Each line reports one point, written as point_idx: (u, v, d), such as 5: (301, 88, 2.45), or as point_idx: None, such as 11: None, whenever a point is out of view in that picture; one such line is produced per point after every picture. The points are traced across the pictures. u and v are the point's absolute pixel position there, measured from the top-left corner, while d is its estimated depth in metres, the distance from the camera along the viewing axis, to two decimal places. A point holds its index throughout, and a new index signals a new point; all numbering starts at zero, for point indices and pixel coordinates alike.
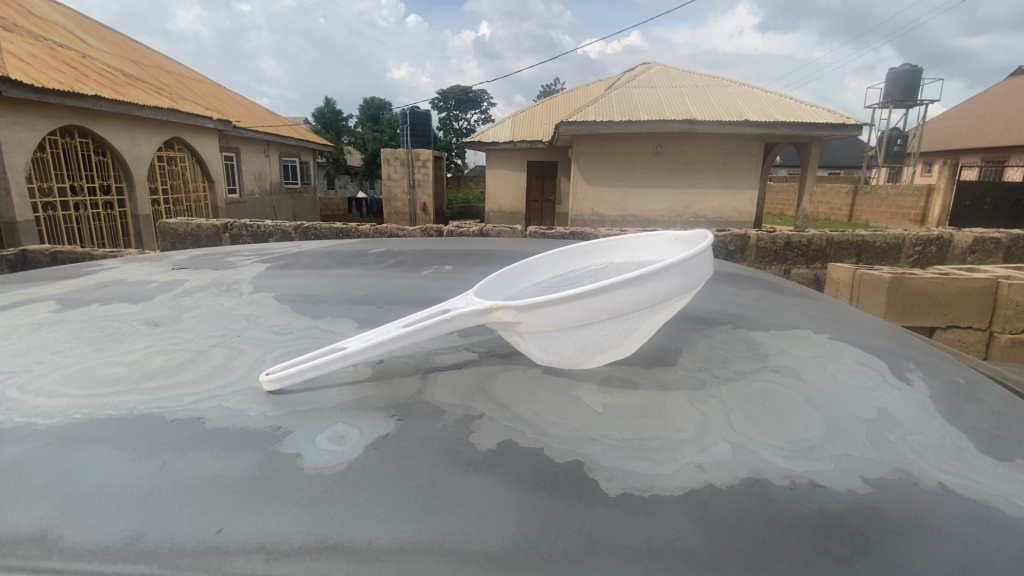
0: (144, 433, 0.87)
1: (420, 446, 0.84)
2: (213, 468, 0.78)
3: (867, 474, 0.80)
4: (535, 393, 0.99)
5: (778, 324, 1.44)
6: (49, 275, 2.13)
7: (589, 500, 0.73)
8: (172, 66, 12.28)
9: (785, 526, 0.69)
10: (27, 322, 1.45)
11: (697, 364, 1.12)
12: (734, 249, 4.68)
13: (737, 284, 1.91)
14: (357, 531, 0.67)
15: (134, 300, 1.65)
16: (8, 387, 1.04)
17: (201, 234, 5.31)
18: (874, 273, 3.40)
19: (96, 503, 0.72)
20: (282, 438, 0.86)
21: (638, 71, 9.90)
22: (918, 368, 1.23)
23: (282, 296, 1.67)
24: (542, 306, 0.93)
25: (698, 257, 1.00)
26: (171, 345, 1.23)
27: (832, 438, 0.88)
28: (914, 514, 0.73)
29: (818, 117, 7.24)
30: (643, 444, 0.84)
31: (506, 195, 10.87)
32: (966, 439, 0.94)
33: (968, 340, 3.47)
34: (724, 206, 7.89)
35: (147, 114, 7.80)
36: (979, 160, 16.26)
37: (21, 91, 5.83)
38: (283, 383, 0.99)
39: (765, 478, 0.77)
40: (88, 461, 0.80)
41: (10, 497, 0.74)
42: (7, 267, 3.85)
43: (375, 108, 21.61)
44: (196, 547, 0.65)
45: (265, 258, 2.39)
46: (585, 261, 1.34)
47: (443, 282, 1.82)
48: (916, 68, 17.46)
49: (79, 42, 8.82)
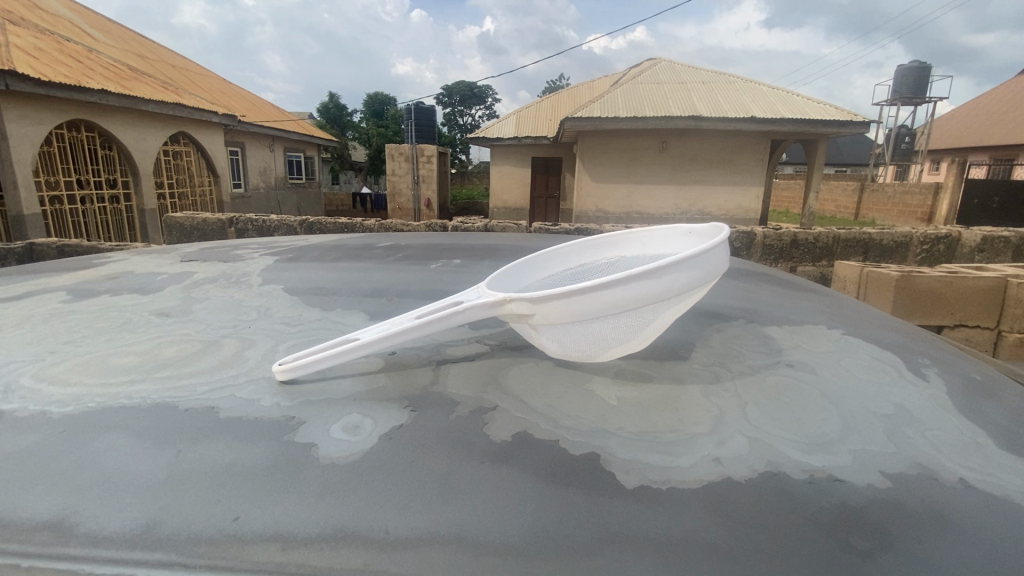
0: (160, 421, 0.87)
1: (435, 437, 0.84)
2: (228, 457, 0.78)
3: (885, 468, 0.79)
4: (549, 384, 0.99)
5: (790, 319, 1.43)
6: (58, 267, 2.13)
7: (606, 492, 0.72)
8: (178, 60, 12.30)
9: (804, 518, 0.69)
10: (38, 312, 1.45)
11: (712, 358, 1.12)
12: (741, 245, 4.65)
13: (748, 280, 1.89)
14: (373, 520, 0.67)
15: (143, 291, 1.66)
16: (21, 376, 1.04)
17: (207, 228, 5.32)
18: (882, 271, 3.36)
19: (112, 490, 0.72)
20: (296, 428, 0.85)
21: (643, 67, 9.80)
22: (935, 364, 1.22)
23: (291, 288, 1.67)
24: (556, 298, 0.92)
25: (713, 250, 0.99)
26: (181, 336, 1.23)
27: (849, 433, 0.87)
28: (934, 508, 0.72)
29: (826, 114, 7.18)
30: (659, 437, 0.84)
31: (510, 191, 10.85)
32: (985, 434, 0.92)
33: (976, 339, 3.45)
34: (729, 203, 7.85)
35: (153, 107, 7.80)
36: (988, 158, 16.05)
37: (28, 84, 5.85)
38: (295, 373, 0.98)
39: (784, 473, 0.76)
40: (103, 450, 0.80)
41: (25, 483, 0.74)
42: (16, 259, 3.87)
43: (380, 103, 21.70)
44: (212, 535, 0.65)
45: (273, 251, 2.39)
46: (595, 254, 1.33)
47: (452, 276, 1.82)
48: (925, 65, 17.24)
49: (86, 37, 8.83)
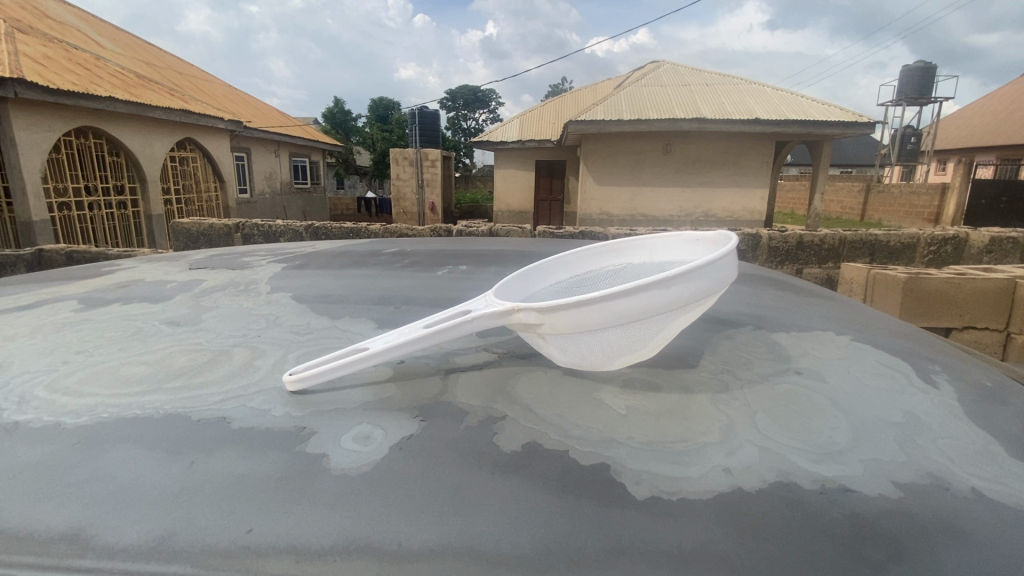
0: (171, 432, 0.88)
1: (444, 447, 0.84)
2: (241, 469, 0.79)
3: (896, 478, 0.79)
4: (557, 395, 0.99)
5: (798, 325, 1.42)
6: (68, 275, 2.15)
7: (616, 503, 0.72)
8: (185, 68, 12.45)
9: (814, 529, 0.69)
10: (50, 321, 1.47)
11: (720, 366, 1.11)
12: (746, 247, 4.64)
13: (755, 285, 1.89)
14: (384, 532, 0.67)
15: (153, 300, 1.67)
16: (34, 386, 1.06)
17: (213, 234, 5.35)
18: (889, 273, 3.32)
19: (126, 501, 0.73)
20: (307, 439, 0.86)
21: (649, 68, 9.79)
22: (945, 371, 1.21)
23: (300, 296, 1.68)
24: (566, 308, 0.92)
25: (723, 259, 0.99)
26: (193, 344, 1.25)
27: (860, 442, 0.87)
28: (946, 518, 0.72)
29: (831, 115, 7.16)
30: (668, 447, 0.84)
31: (514, 194, 10.90)
32: (995, 442, 0.92)
33: (984, 341, 3.43)
34: (734, 205, 7.82)
35: (160, 114, 7.89)
36: (995, 158, 15.92)
37: (38, 92, 5.93)
38: (306, 383, 0.99)
39: (794, 483, 0.76)
40: (117, 461, 0.81)
41: (40, 495, 0.75)
42: (26, 266, 3.90)
43: (384, 108, 21.84)
44: (225, 546, 0.65)
45: (280, 257, 2.40)
46: (602, 261, 1.34)
47: (459, 282, 1.82)
48: (931, 63, 17.14)
49: (93, 45, 8.96)
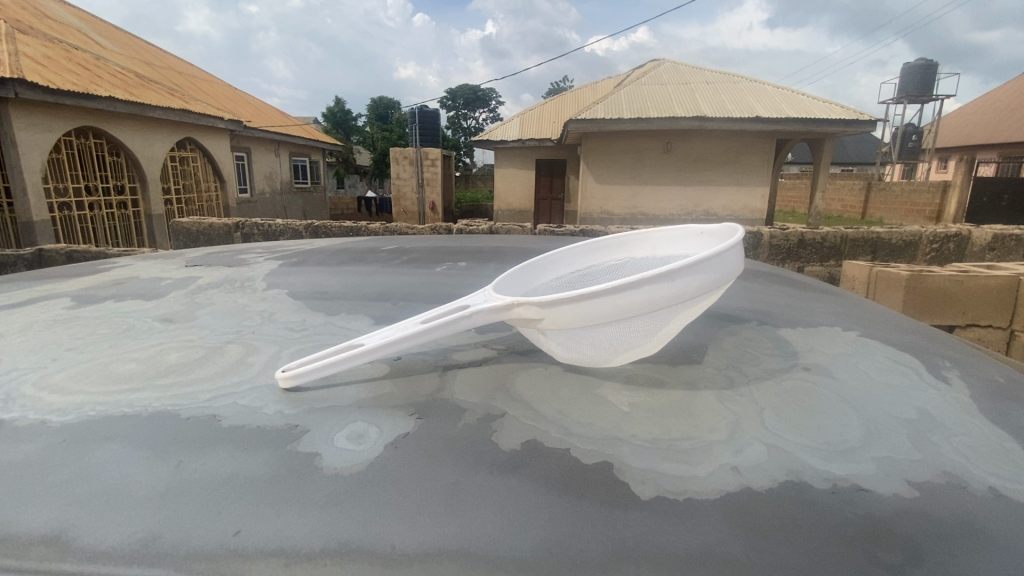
0: (158, 431, 0.85)
1: (442, 446, 0.81)
2: (230, 468, 0.76)
3: (912, 478, 0.76)
4: (558, 391, 0.96)
5: (805, 321, 1.39)
6: (65, 273, 2.13)
7: (621, 504, 0.69)
8: (185, 68, 12.46)
9: (829, 530, 0.66)
10: (42, 318, 1.45)
11: (725, 362, 1.08)
12: (747, 245, 4.60)
13: (759, 281, 1.86)
14: (379, 534, 0.64)
15: (147, 297, 1.64)
16: (21, 384, 1.03)
17: (213, 233, 5.33)
18: (893, 270, 3.29)
19: (107, 503, 0.70)
20: (299, 437, 0.83)
21: (649, 67, 9.73)
22: (957, 367, 1.18)
23: (296, 293, 1.65)
24: (566, 302, 0.89)
25: (728, 252, 0.96)
26: (185, 341, 1.22)
27: (872, 440, 0.84)
28: (965, 519, 0.69)
29: (832, 113, 7.10)
30: (674, 445, 0.81)
31: (515, 193, 10.86)
32: (1011, 439, 0.89)
33: (988, 339, 3.39)
34: (735, 203, 7.77)
35: (161, 114, 7.87)
36: (997, 156, 15.80)
37: (39, 93, 5.91)
38: (299, 380, 0.96)
39: (805, 482, 0.73)
40: (102, 460, 0.79)
41: (21, 496, 0.72)
42: (23, 266, 3.87)
43: (384, 107, 21.83)
44: (211, 549, 0.62)
45: (277, 255, 2.37)
46: (602, 256, 1.31)
47: (458, 279, 1.79)
48: (932, 61, 17.07)
49: (93, 44, 8.94)
